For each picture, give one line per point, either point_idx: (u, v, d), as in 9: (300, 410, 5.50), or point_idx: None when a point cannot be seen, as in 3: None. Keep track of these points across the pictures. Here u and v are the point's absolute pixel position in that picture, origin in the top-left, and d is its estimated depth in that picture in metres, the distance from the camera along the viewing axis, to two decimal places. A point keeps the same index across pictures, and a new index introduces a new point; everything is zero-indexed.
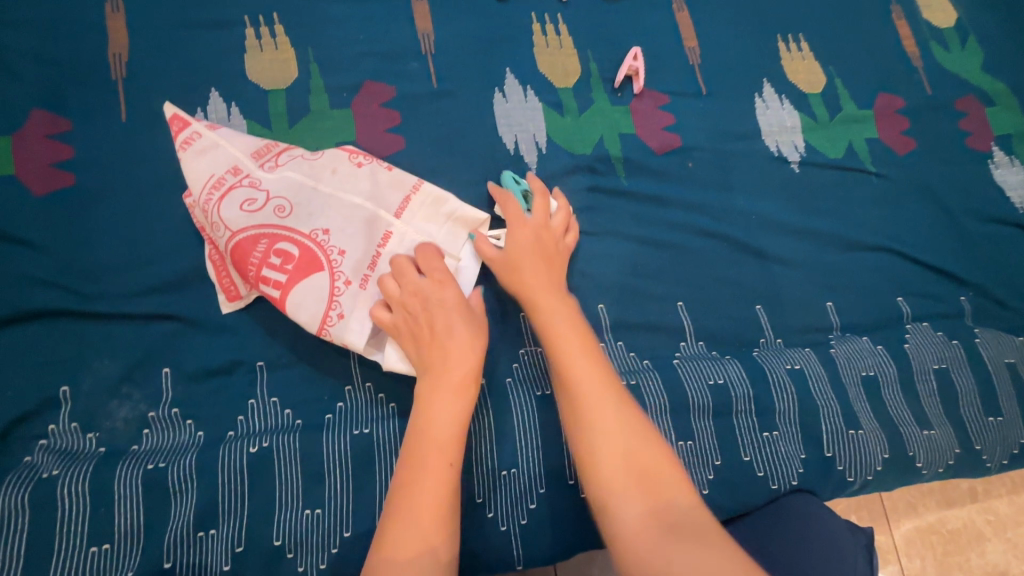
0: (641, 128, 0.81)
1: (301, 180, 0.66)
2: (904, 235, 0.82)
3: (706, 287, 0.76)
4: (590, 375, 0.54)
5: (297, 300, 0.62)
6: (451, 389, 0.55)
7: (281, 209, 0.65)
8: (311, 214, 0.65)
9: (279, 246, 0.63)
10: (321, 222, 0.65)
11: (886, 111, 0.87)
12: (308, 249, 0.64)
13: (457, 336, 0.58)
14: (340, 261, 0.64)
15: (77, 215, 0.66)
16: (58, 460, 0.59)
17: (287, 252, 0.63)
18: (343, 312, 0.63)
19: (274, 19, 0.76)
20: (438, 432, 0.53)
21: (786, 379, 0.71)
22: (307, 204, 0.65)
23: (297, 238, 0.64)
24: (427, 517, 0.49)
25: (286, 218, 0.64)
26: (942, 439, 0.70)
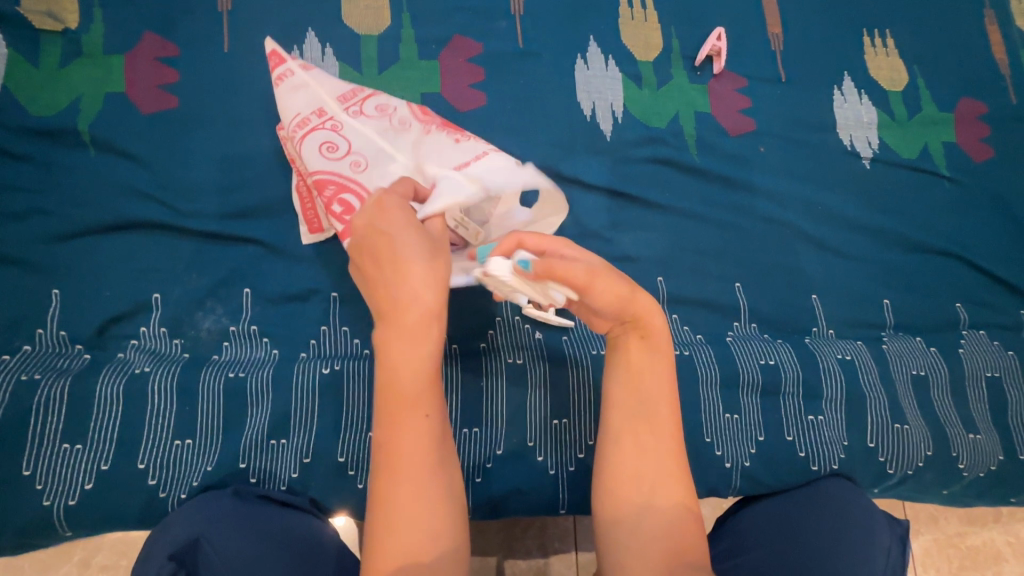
0: (716, 109, 0.81)
1: (381, 139, 0.66)
2: (970, 242, 0.81)
3: (763, 271, 0.77)
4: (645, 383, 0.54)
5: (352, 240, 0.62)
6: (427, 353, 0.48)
7: (356, 164, 0.64)
8: (381, 173, 0.64)
9: (343, 196, 0.64)
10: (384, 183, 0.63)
11: (966, 117, 0.86)
12: None
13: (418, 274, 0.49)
14: None
15: (177, 136, 0.70)
16: (148, 359, 0.64)
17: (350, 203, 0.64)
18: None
19: None
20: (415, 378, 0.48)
21: (836, 368, 0.72)
22: (381, 162, 0.64)
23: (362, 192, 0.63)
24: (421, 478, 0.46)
25: (358, 173, 0.64)
26: (987, 443, 0.71)
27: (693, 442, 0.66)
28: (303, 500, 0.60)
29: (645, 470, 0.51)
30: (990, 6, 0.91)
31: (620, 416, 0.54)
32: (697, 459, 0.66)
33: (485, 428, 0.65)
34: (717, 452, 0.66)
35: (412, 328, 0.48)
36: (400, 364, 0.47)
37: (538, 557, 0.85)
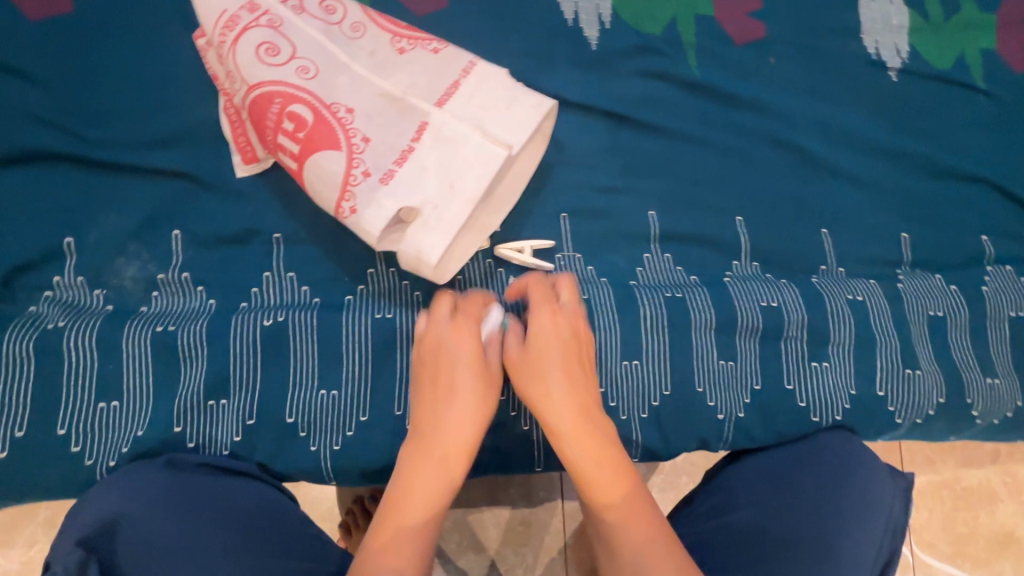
0: (721, 11, 0.70)
1: (334, 41, 0.56)
2: (1004, 165, 0.72)
3: (768, 202, 0.68)
4: (566, 405, 0.51)
5: (312, 180, 0.54)
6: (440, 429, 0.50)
7: (304, 70, 0.54)
8: (338, 83, 0.54)
9: (293, 110, 0.54)
10: (346, 97, 0.54)
11: (1011, 19, 0.74)
12: (325, 123, 0.54)
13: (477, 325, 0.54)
14: (363, 148, 0.54)
15: (77, 49, 0.59)
16: (63, 312, 0.55)
17: (302, 119, 0.54)
18: (354, 202, 0.53)
19: None
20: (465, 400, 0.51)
21: (846, 309, 0.64)
22: (337, 72, 0.55)
23: (315, 103, 0.54)
24: (430, 475, 0.49)
25: (306, 81, 0.54)
26: (1005, 389, 0.65)
27: (683, 394, 0.60)
28: (250, 466, 0.54)
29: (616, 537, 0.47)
30: None
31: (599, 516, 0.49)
32: (687, 412, 0.60)
33: None
34: (709, 404, 0.60)
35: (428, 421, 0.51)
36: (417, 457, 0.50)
37: (523, 508, 0.81)
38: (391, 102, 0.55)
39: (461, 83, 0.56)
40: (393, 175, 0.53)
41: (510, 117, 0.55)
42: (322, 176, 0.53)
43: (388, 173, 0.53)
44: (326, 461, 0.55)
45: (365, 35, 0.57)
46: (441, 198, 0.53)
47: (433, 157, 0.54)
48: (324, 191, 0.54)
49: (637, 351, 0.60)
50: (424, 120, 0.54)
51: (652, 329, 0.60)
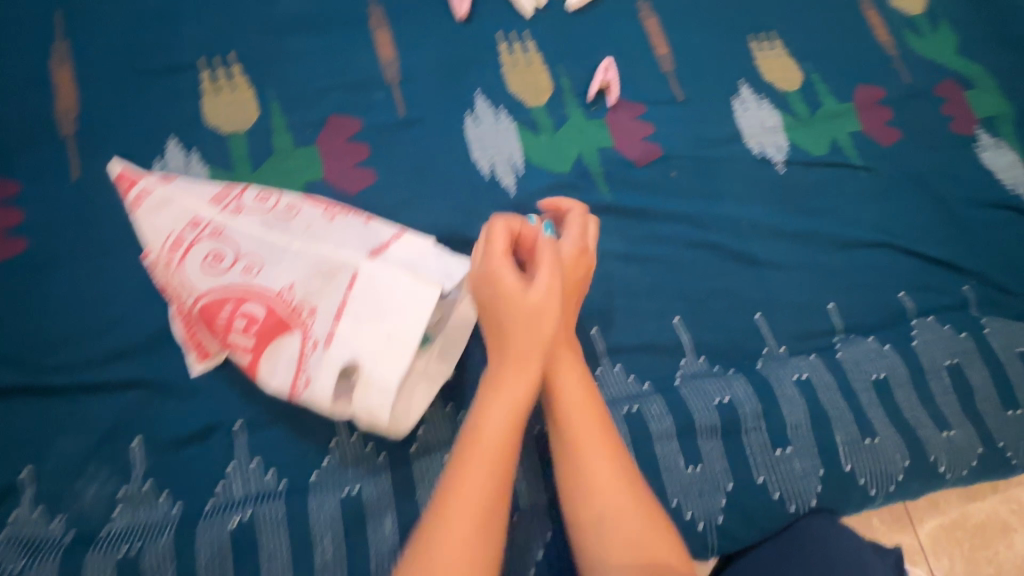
0: (619, 140, 0.78)
1: (272, 226, 0.60)
2: (899, 227, 0.80)
3: (701, 300, 0.73)
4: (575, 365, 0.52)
5: (273, 371, 0.57)
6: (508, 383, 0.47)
7: (248, 268, 0.58)
8: (280, 270, 0.58)
9: (244, 308, 0.57)
10: (286, 278, 0.58)
11: (867, 102, 0.85)
12: (275, 311, 0.57)
13: (510, 363, 0.48)
14: (312, 320, 0.57)
15: (31, 283, 0.62)
16: (21, 552, 0.54)
17: (253, 314, 0.57)
18: (309, 377, 0.56)
19: (232, 59, 0.73)
20: (489, 454, 0.44)
21: (794, 391, 0.67)
22: (278, 260, 0.59)
23: (265, 294, 0.57)
24: (475, 493, 0.43)
25: (252, 279, 0.58)
26: (963, 438, 0.67)
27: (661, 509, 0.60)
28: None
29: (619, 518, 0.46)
30: None
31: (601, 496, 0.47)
32: None
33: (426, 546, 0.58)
34: (688, 515, 0.60)
35: (504, 391, 0.47)
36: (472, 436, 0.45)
37: None
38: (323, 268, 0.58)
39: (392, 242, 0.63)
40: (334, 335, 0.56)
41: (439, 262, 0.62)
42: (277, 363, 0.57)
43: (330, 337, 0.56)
44: None
45: (298, 214, 0.62)
46: (369, 345, 0.56)
47: (362, 297, 0.57)
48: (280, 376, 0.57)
49: None
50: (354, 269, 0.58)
51: None
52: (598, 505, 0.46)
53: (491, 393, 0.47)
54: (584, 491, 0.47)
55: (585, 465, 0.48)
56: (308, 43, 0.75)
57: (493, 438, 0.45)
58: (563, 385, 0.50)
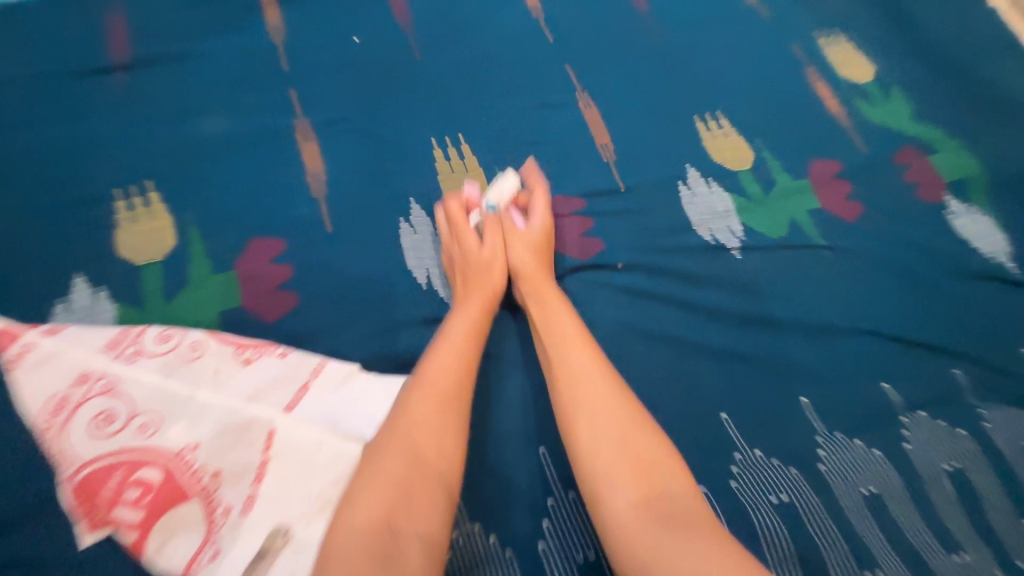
0: (560, 240, 0.74)
1: (169, 376, 0.55)
2: (875, 309, 0.73)
3: (661, 409, 0.66)
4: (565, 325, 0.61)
5: (163, 548, 0.49)
6: (443, 431, 0.52)
7: (144, 428, 0.52)
8: (178, 428, 0.52)
9: (137, 475, 0.50)
10: (189, 434, 0.52)
11: (823, 177, 0.81)
12: (170, 475, 0.51)
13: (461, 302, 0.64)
14: (218, 485, 0.51)
15: None
16: None
17: (147, 481, 0.50)
18: (218, 548, 0.50)
19: (149, 187, 0.70)
20: (436, 388, 0.54)
21: (774, 520, 0.59)
22: (181, 415, 0.53)
23: (162, 459, 0.51)
24: (390, 486, 0.48)
25: (151, 439, 0.51)
26: (981, 564, 0.57)
27: None
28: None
29: (663, 507, 0.48)
30: (808, 65, 0.91)
31: (614, 482, 0.50)
32: None
33: None
34: None
35: (431, 393, 0.54)
36: (393, 473, 0.49)
37: None
38: (236, 417, 0.53)
39: (304, 385, 0.57)
40: (253, 499, 0.51)
41: (362, 402, 0.58)
42: (170, 527, 0.50)
43: (248, 499, 0.51)
44: None
45: (203, 354, 0.57)
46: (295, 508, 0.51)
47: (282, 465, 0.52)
48: (185, 544, 0.50)
49: None
50: (260, 423, 0.53)
51: None
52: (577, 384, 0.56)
53: (435, 351, 0.58)
54: (574, 395, 0.56)
55: (572, 368, 0.58)
56: (229, 161, 0.72)
57: (418, 466, 0.50)
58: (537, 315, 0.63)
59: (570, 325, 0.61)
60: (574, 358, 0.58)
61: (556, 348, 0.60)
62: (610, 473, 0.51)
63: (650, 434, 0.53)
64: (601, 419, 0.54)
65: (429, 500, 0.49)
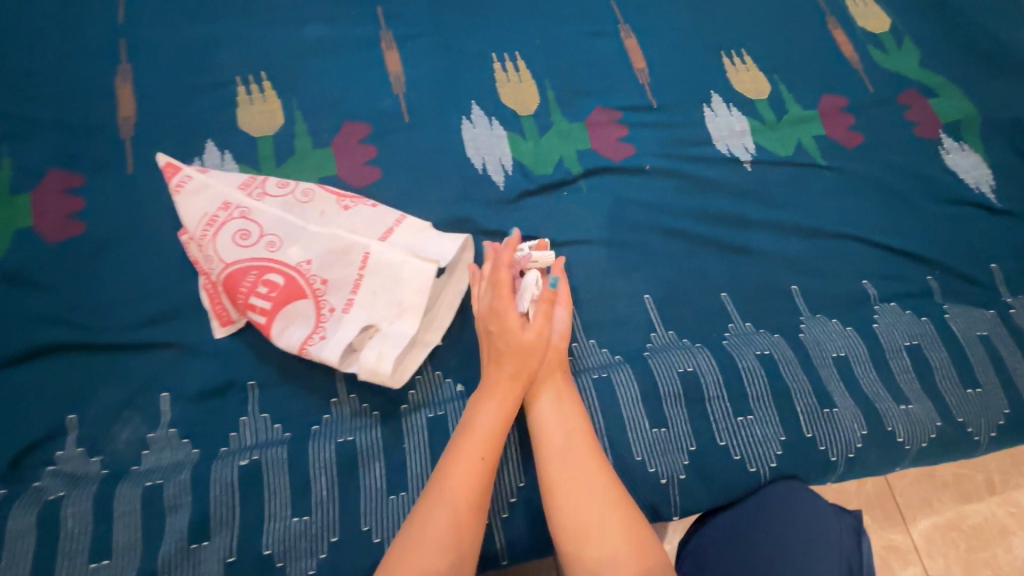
0: (596, 142, 0.87)
1: (288, 211, 0.71)
2: (865, 221, 0.85)
3: (672, 283, 0.79)
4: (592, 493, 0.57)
5: (283, 329, 0.66)
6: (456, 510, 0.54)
7: (271, 245, 0.68)
8: (297, 247, 0.68)
9: (267, 277, 0.67)
10: (303, 252, 0.68)
11: (832, 110, 0.92)
12: (291, 279, 0.67)
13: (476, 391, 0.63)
14: (324, 290, 0.67)
15: (86, 260, 0.73)
16: (64, 483, 0.63)
17: (274, 282, 0.67)
18: (325, 333, 0.66)
19: (263, 76, 0.85)
20: (454, 502, 0.54)
21: (755, 365, 0.72)
22: (297, 238, 0.69)
23: (284, 267, 0.67)
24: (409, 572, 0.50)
25: (276, 252, 0.68)
26: (921, 413, 0.71)
27: (625, 464, 0.66)
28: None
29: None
30: (830, 14, 1.01)
31: (601, 545, 0.54)
32: (633, 481, 0.66)
33: (410, 491, 0.64)
34: (650, 470, 0.66)
35: (450, 507, 0.54)
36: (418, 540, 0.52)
37: None
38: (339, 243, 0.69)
39: (391, 229, 0.72)
40: (351, 302, 0.67)
41: (435, 244, 0.72)
42: (289, 314, 0.66)
43: (347, 303, 0.67)
44: None
45: (312, 199, 0.72)
46: (383, 311, 0.67)
47: (375, 281, 0.68)
48: (300, 329, 0.66)
49: None
50: (359, 250, 0.69)
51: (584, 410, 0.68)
52: (582, 485, 0.57)
53: (457, 450, 0.58)
54: (571, 495, 0.57)
55: (596, 546, 0.54)
56: (327, 61, 0.87)
57: (434, 544, 0.52)
58: (550, 411, 0.63)
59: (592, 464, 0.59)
60: (584, 481, 0.58)
61: (563, 439, 0.61)
62: (601, 538, 0.54)
63: (638, 517, 0.57)
64: (594, 492, 0.57)
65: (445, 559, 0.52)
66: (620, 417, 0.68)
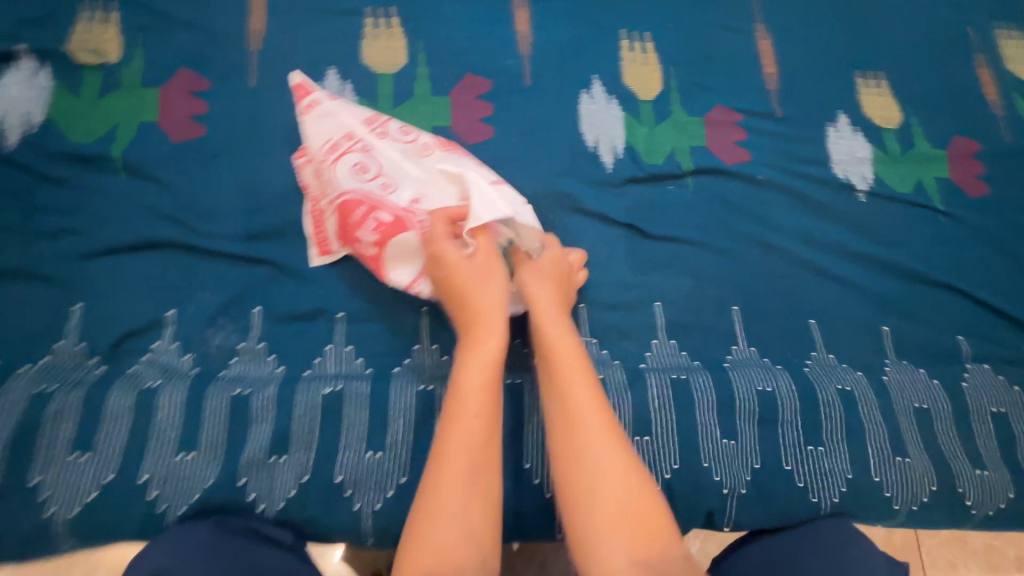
0: (711, 141, 0.84)
1: (409, 157, 0.71)
2: (971, 276, 0.82)
3: (761, 299, 0.78)
4: (588, 431, 0.55)
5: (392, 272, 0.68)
6: (472, 465, 0.51)
7: (386, 185, 0.68)
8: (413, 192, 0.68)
9: (375, 213, 0.67)
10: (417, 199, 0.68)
11: (960, 154, 0.88)
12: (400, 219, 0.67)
13: (485, 340, 0.58)
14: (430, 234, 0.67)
15: (201, 165, 0.74)
16: (159, 374, 0.66)
17: (382, 220, 0.67)
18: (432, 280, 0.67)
19: (391, 12, 0.84)
20: (464, 461, 0.51)
21: (836, 398, 0.71)
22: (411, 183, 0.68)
23: (393, 209, 0.67)
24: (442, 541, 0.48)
25: (389, 194, 0.68)
26: (995, 481, 0.69)
27: (689, 468, 0.67)
28: (287, 535, 0.61)
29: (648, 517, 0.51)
30: (980, 51, 0.95)
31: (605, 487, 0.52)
32: (693, 485, 0.67)
33: None
34: (714, 478, 0.67)
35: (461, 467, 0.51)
36: (444, 511, 0.49)
37: None
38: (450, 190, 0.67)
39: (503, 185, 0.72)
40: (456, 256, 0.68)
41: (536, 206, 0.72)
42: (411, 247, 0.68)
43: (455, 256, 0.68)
44: (367, 517, 0.62)
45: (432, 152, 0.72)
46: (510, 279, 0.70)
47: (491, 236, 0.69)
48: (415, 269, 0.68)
49: (646, 427, 0.68)
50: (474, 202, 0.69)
51: (659, 408, 0.69)
52: (587, 443, 0.54)
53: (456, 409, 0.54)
54: (574, 441, 0.55)
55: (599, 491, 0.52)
56: (457, 7, 0.85)
57: (463, 508, 0.49)
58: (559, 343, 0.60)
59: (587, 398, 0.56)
60: (580, 419, 0.55)
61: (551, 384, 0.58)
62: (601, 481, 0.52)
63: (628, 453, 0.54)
64: (589, 429, 0.55)
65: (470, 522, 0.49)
66: (693, 422, 0.68)
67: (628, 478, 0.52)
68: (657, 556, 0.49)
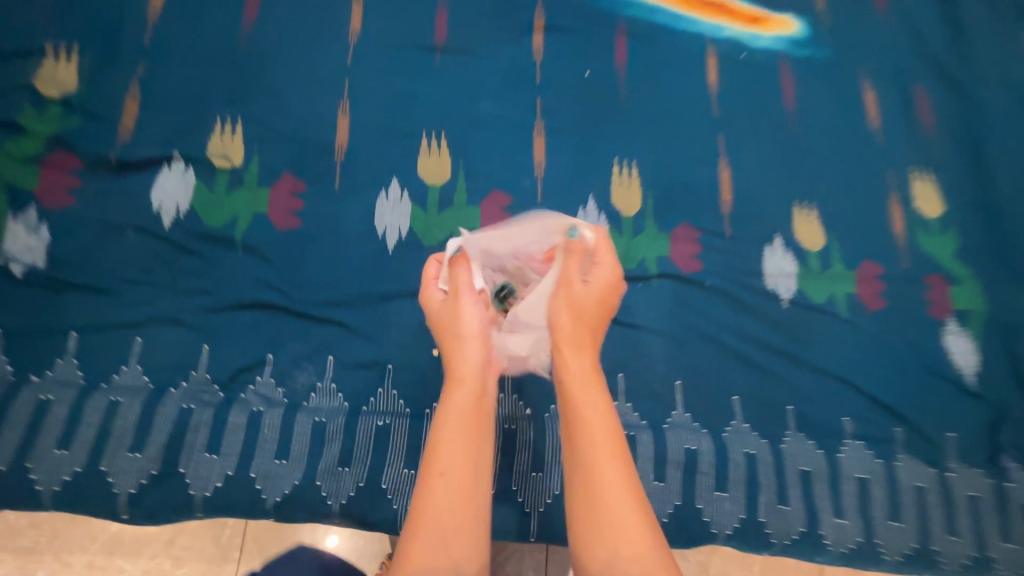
0: (674, 252, 1.11)
1: None
2: (861, 371, 1.08)
3: (699, 378, 1.05)
4: (589, 420, 0.73)
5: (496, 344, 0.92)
6: (460, 459, 0.72)
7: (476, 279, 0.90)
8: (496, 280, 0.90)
9: None
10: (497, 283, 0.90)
11: (867, 274, 1.14)
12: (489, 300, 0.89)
13: (467, 370, 0.80)
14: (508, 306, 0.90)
15: (296, 247, 1.02)
16: (261, 401, 0.93)
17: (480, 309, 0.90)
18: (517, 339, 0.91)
19: (442, 135, 1.11)
20: (454, 456, 0.72)
21: (740, 458, 0.99)
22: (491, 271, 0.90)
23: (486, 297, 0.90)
24: (436, 510, 0.68)
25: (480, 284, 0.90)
26: (849, 527, 0.97)
27: None
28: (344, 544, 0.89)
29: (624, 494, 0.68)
30: (896, 190, 1.21)
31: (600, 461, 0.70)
32: None
33: None
34: None
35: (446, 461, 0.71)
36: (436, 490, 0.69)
37: None
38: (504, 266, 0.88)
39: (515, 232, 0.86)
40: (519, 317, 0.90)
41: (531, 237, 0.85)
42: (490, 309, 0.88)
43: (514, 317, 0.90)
44: (401, 515, 0.89)
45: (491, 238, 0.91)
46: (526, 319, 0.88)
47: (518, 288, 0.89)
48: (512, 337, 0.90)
49: None
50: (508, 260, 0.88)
51: None
52: (586, 429, 0.72)
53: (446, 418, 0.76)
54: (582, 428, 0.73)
55: (594, 468, 0.70)
56: (491, 135, 1.13)
57: (451, 490, 0.69)
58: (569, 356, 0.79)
59: (593, 395, 0.75)
60: (582, 406, 0.74)
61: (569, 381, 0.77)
62: (596, 462, 0.70)
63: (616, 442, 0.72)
64: (586, 418, 0.73)
65: (454, 500, 0.69)
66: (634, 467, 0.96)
67: (612, 462, 0.70)
68: (633, 524, 0.66)
